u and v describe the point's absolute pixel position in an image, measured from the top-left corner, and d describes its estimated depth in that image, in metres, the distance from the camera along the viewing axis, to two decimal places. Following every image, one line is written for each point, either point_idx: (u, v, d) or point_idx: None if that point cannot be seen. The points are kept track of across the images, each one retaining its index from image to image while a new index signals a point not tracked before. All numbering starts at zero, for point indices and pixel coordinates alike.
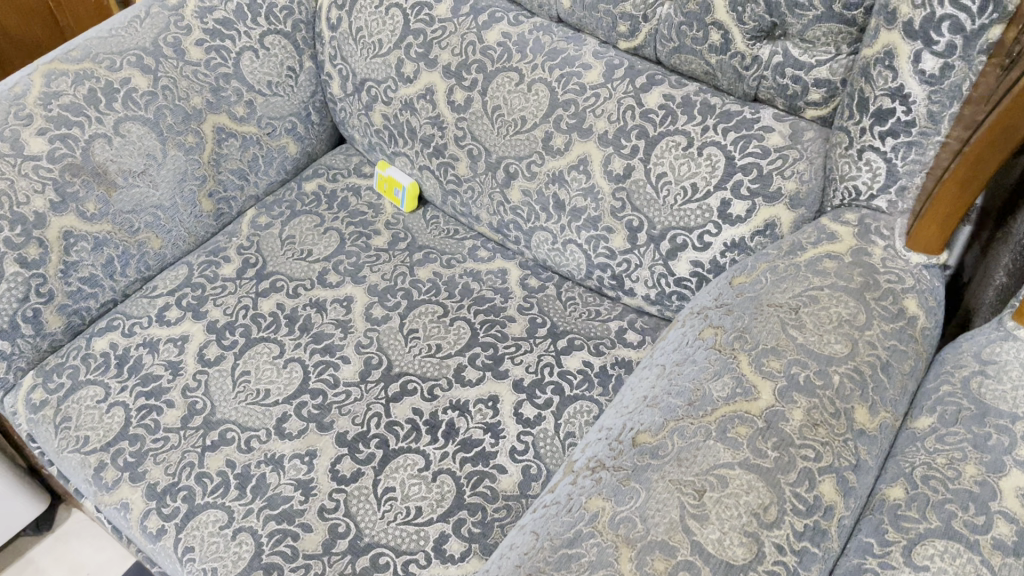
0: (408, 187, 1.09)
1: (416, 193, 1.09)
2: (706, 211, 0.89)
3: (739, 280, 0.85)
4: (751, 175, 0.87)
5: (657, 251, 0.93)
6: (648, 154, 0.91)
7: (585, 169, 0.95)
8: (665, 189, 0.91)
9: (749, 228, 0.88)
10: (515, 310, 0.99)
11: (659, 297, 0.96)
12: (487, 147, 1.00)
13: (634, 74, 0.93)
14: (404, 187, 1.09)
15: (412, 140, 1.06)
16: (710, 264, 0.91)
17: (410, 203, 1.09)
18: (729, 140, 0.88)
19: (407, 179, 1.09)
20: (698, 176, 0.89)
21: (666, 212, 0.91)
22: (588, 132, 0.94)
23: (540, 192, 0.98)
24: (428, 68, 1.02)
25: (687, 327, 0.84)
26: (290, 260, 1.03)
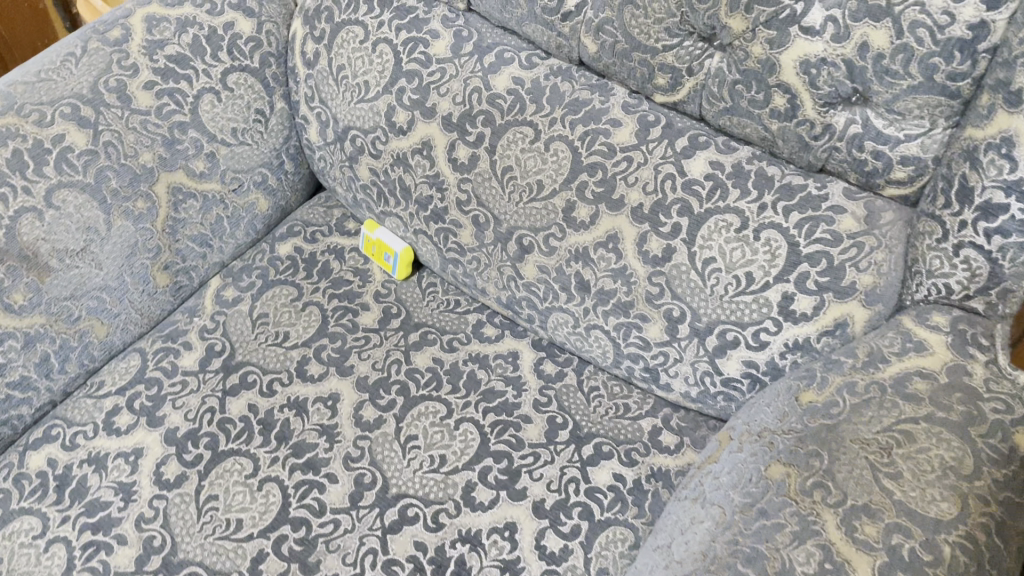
0: (401, 253, 0.93)
1: (410, 258, 0.94)
2: (764, 305, 0.75)
3: (806, 397, 0.71)
4: (819, 265, 0.73)
5: (702, 346, 0.78)
6: (692, 235, 0.77)
7: (615, 247, 0.80)
8: (713, 278, 0.76)
9: (816, 327, 0.74)
10: (530, 407, 0.85)
11: (701, 395, 0.82)
12: (496, 214, 0.85)
13: (674, 135, 0.78)
14: (396, 253, 0.93)
15: (405, 200, 0.91)
16: (766, 365, 0.77)
17: (403, 271, 0.94)
18: (791, 222, 0.74)
19: (399, 244, 0.93)
20: (754, 264, 0.75)
21: (714, 304, 0.77)
22: (619, 204, 0.79)
23: (560, 270, 0.83)
24: (424, 118, 0.86)
25: (744, 454, 0.70)
26: (264, 345, 0.87)
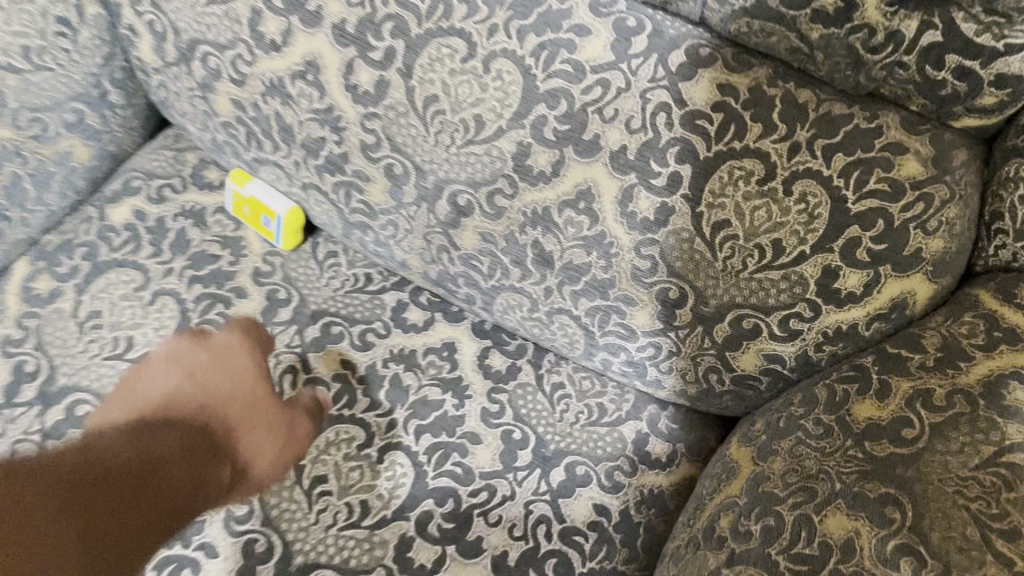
0: (286, 217, 0.68)
1: (298, 221, 0.69)
2: (797, 283, 0.55)
3: (863, 413, 0.52)
4: (874, 229, 0.53)
5: (708, 336, 0.58)
6: (697, 189, 0.55)
7: (588, 207, 0.57)
8: (726, 249, 0.55)
9: (866, 311, 0.55)
10: (477, 422, 0.64)
11: (700, 394, 0.63)
12: (417, 163, 0.61)
13: (666, 46, 0.54)
14: (278, 217, 0.68)
15: (287, 144, 0.65)
16: (794, 361, 0.58)
17: (290, 238, 0.70)
18: (835, 168, 0.53)
19: (283, 205, 0.68)
20: (785, 228, 0.54)
21: (727, 283, 0.56)
22: (593, 147, 0.56)
23: (510, 239, 0.61)
24: (306, 27, 0.59)
25: (783, 495, 0.52)
26: (97, 362, 0.62)
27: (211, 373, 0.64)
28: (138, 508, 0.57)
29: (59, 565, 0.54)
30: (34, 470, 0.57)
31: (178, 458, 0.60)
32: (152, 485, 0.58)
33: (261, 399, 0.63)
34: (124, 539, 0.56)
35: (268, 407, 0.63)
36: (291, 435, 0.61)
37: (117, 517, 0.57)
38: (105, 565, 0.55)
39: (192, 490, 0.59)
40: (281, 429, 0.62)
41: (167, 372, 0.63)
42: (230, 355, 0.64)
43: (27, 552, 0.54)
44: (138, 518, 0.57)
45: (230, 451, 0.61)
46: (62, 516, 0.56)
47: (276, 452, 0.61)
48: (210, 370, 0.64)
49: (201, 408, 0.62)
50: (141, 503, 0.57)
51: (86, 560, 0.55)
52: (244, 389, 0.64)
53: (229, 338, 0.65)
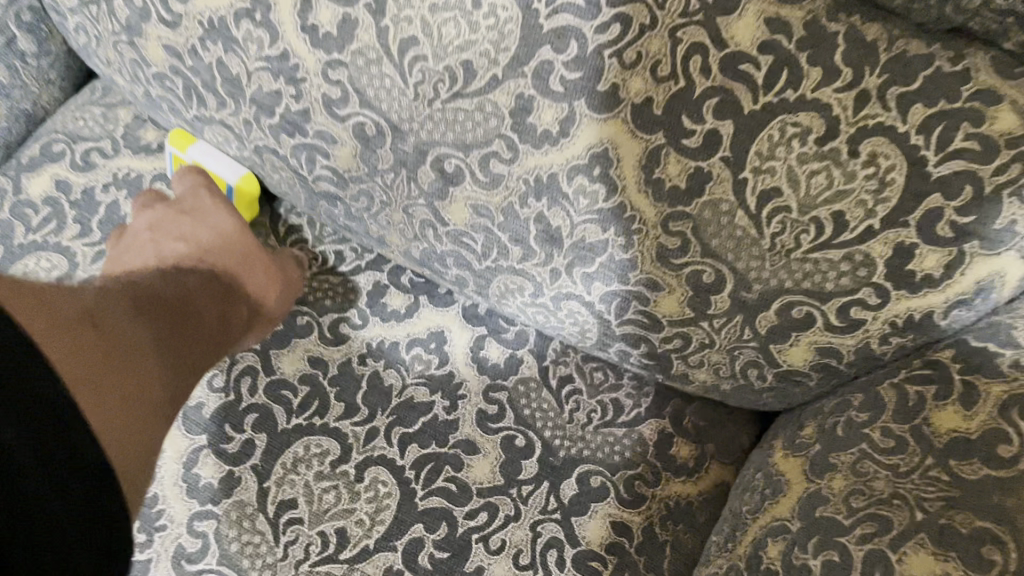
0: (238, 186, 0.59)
1: (254, 191, 0.60)
2: (861, 265, 0.45)
3: (945, 423, 0.43)
4: (960, 197, 0.42)
5: (748, 326, 0.49)
6: (741, 152, 0.45)
7: (604, 173, 0.47)
8: (775, 224, 0.45)
9: (946, 296, 0.45)
10: (472, 427, 0.54)
11: (734, 390, 0.54)
12: (393, 122, 0.50)
13: None
14: (230, 188, 0.59)
15: (235, 99, 0.53)
16: (852, 355, 0.48)
17: (246, 211, 0.60)
18: (912, 122, 0.41)
19: (235, 172, 0.59)
20: (849, 198, 0.44)
21: (774, 264, 0.46)
22: (610, 99, 0.45)
23: (509, 213, 0.51)
24: None
25: (845, 524, 0.43)
26: None
27: (186, 224, 0.54)
28: (157, 352, 0.46)
29: (123, 461, 0.41)
30: (60, 298, 0.42)
31: (189, 303, 0.50)
32: (163, 332, 0.47)
33: (249, 243, 0.55)
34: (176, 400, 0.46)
35: (255, 251, 0.55)
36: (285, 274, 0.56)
37: (137, 356, 0.44)
38: (147, 435, 0.43)
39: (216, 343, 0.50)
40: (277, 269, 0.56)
41: (149, 241, 0.54)
42: (211, 218, 0.55)
43: (95, 421, 0.39)
44: (186, 383, 0.47)
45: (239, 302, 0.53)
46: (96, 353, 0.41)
47: (283, 294, 0.56)
48: (188, 220, 0.55)
49: (199, 263, 0.53)
50: (168, 366, 0.46)
51: (137, 441, 0.42)
52: (241, 238, 0.55)
53: (208, 199, 0.56)
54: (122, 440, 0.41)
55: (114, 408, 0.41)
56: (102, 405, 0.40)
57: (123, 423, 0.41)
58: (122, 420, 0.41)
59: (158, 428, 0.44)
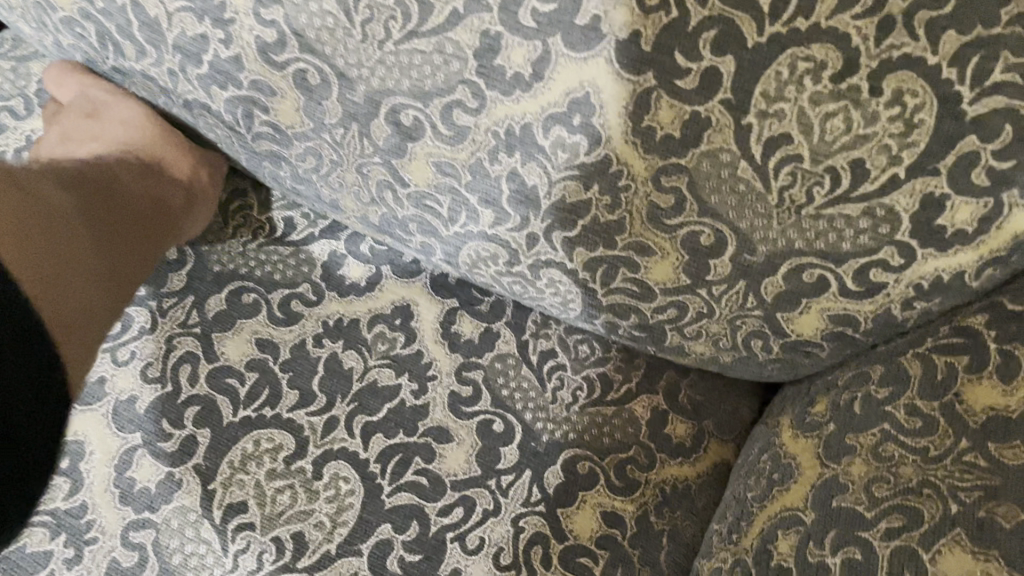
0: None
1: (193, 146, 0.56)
2: (883, 221, 0.39)
3: (982, 399, 0.38)
4: (999, 139, 0.37)
5: (753, 293, 0.43)
6: (744, 93, 0.38)
7: (586, 122, 0.41)
8: (784, 176, 0.39)
9: (978, 254, 0.39)
10: (444, 413, 0.48)
11: (735, 362, 0.48)
12: (339, 68, 0.43)
13: None
14: None
15: (155, 47, 0.46)
16: (871, 322, 0.43)
17: None
18: (944, 54, 0.36)
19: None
20: (870, 143, 0.38)
21: (782, 222, 0.40)
22: (590, 35, 0.38)
23: (477, 171, 0.44)
24: None
25: (868, 515, 0.38)
26: None
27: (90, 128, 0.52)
28: (114, 209, 0.48)
29: (86, 311, 0.42)
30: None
31: (126, 177, 0.50)
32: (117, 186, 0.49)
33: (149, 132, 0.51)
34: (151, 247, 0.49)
35: (170, 140, 0.52)
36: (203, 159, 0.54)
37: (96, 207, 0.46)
38: (128, 272, 0.46)
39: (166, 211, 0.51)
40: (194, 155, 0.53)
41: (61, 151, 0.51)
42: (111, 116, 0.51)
43: (39, 297, 0.38)
44: (155, 231, 0.50)
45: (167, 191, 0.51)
46: (47, 208, 0.42)
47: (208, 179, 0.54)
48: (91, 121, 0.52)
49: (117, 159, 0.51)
50: (123, 227, 0.47)
51: (111, 280, 0.45)
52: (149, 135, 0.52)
53: (102, 94, 0.52)
54: (81, 287, 0.42)
55: (77, 251, 0.43)
56: (61, 250, 0.42)
57: (86, 276, 0.43)
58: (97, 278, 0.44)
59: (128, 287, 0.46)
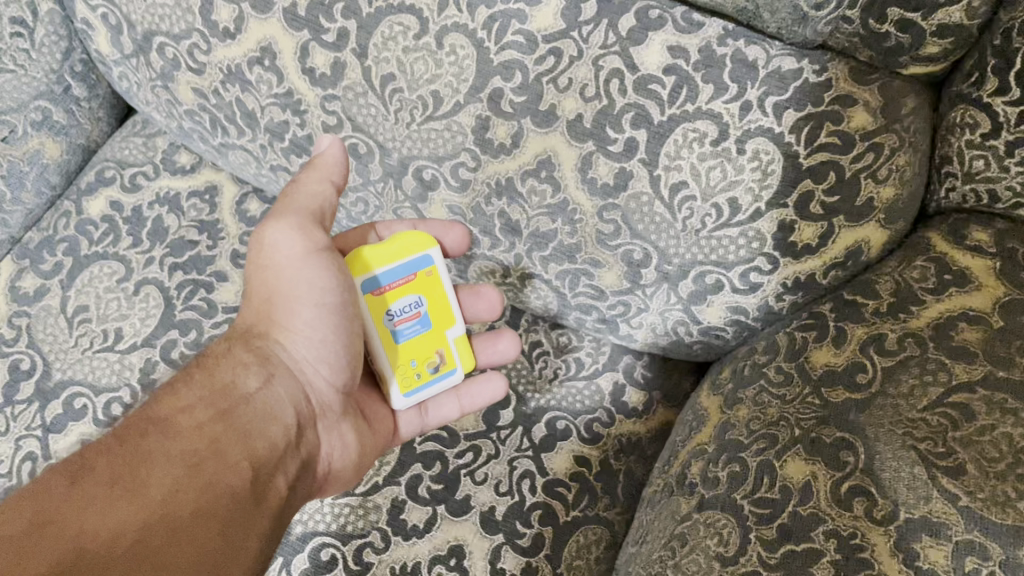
0: (456, 342, 0.62)
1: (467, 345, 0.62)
2: (755, 240, 0.57)
3: (820, 359, 0.55)
4: (827, 181, 0.54)
5: (674, 292, 0.61)
6: (654, 153, 0.56)
7: (549, 175, 0.59)
8: (686, 211, 0.57)
9: (822, 261, 0.57)
10: None
11: (671, 345, 0.65)
12: (380, 141, 0.62)
13: (616, 10, 0.55)
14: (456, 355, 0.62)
15: (252, 129, 0.66)
16: (757, 311, 0.60)
17: (433, 343, 0.61)
18: (786, 125, 0.54)
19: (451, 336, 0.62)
20: (740, 186, 0.55)
21: (688, 242, 0.58)
22: (550, 117, 0.57)
23: (477, 210, 0.63)
24: (258, 12, 0.59)
25: (747, 442, 0.55)
26: (90, 355, 0.65)
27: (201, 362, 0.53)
28: (176, 456, 0.46)
29: (206, 559, 0.44)
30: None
31: (166, 410, 0.49)
32: (164, 435, 0.47)
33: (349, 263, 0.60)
34: (323, 413, 0.57)
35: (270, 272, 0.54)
36: (302, 227, 0.52)
37: (156, 470, 0.45)
38: (229, 459, 0.48)
39: (266, 369, 0.54)
40: (265, 246, 0.54)
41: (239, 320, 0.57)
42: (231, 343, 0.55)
43: None
44: (260, 412, 0.52)
45: (279, 324, 0.55)
46: (174, 505, 0.44)
47: (301, 258, 0.53)
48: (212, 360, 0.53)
49: (227, 359, 0.54)
50: (202, 432, 0.48)
51: (238, 509, 0.47)
52: (251, 280, 0.56)
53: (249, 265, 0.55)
54: (191, 534, 0.44)
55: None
56: (145, 550, 0.42)
57: (178, 527, 0.44)
58: (194, 551, 0.44)
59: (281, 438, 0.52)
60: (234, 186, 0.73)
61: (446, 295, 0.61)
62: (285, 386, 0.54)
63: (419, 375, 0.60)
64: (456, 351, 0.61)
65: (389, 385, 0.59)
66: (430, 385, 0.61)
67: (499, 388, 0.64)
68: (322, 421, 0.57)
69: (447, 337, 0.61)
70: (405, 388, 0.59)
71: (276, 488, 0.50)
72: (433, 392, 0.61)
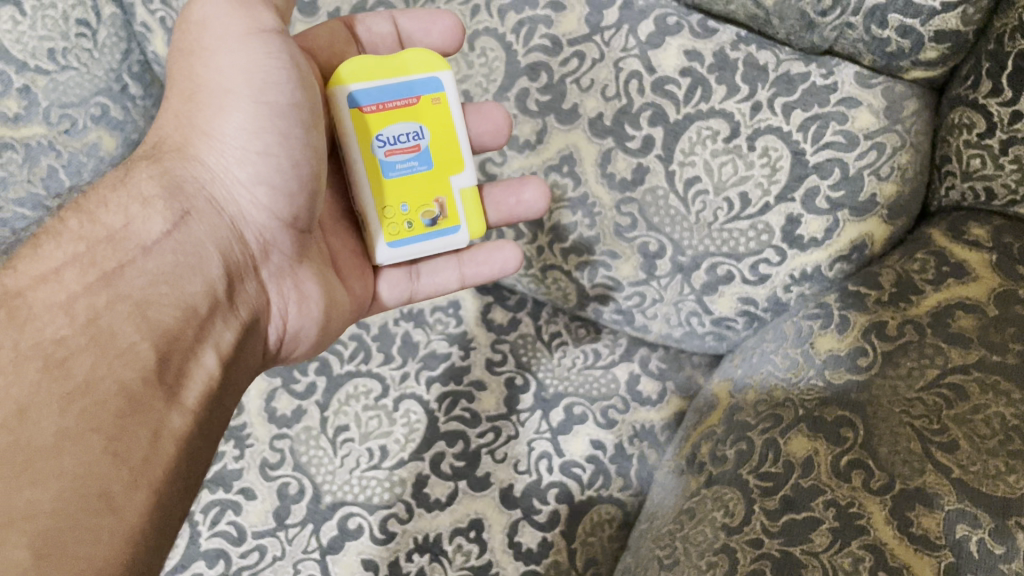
0: (462, 194, 0.59)
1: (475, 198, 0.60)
2: (764, 232, 0.60)
3: (824, 344, 0.58)
4: (831, 177, 0.58)
5: (687, 283, 0.64)
6: (669, 149, 0.60)
7: (571, 170, 0.63)
8: (699, 203, 0.61)
9: (829, 253, 0.60)
10: (482, 370, 0.70)
11: (685, 337, 0.68)
12: None
13: (637, 17, 0.59)
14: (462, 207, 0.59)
15: None
16: (767, 302, 0.63)
17: (438, 187, 0.58)
18: (794, 124, 0.57)
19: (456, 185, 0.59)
20: (749, 181, 0.59)
21: (700, 234, 0.62)
22: (573, 114, 0.62)
23: None
24: (304, 16, 0.64)
25: (754, 422, 0.58)
26: None
27: (94, 197, 0.48)
28: (28, 347, 0.40)
29: (100, 478, 0.38)
30: None
31: (31, 279, 0.43)
32: (28, 314, 0.41)
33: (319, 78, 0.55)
34: (224, 91, 0.49)
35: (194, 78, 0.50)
36: (241, 4, 0.48)
37: (5, 378, 0.38)
38: (118, 344, 0.42)
39: (178, 204, 0.49)
40: (197, 26, 0.50)
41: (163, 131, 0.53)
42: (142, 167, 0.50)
43: None
44: (164, 266, 0.46)
45: (199, 149, 0.51)
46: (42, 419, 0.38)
47: (237, 39, 0.48)
48: (110, 191, 0.48)
49: (129, 189, 0.49)
50: (76, 312, 0.42)
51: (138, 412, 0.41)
52: (178, 83, 0.52)
53: (180, 62, 0.51)
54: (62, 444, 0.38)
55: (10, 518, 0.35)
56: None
57: (51, 442, 0.37)
58: (80, 470, 0.37)
59: (189, 305, 0.46)
60: None
61: (451, 123, 0.58)
62: (203, 229, 0.49)
63: (410, 224, 0.57)
64: (457, 203, 0.58)
65: (375, 229, 0.56)
66: (422, 238, 0.58)
67: (512, 259, 0.64)
68: (224, 99, 0.49)
69: (450, 186, 0.59)
70: (394, 240, 0.57)
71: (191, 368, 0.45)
72: (426, 246, 0.58)
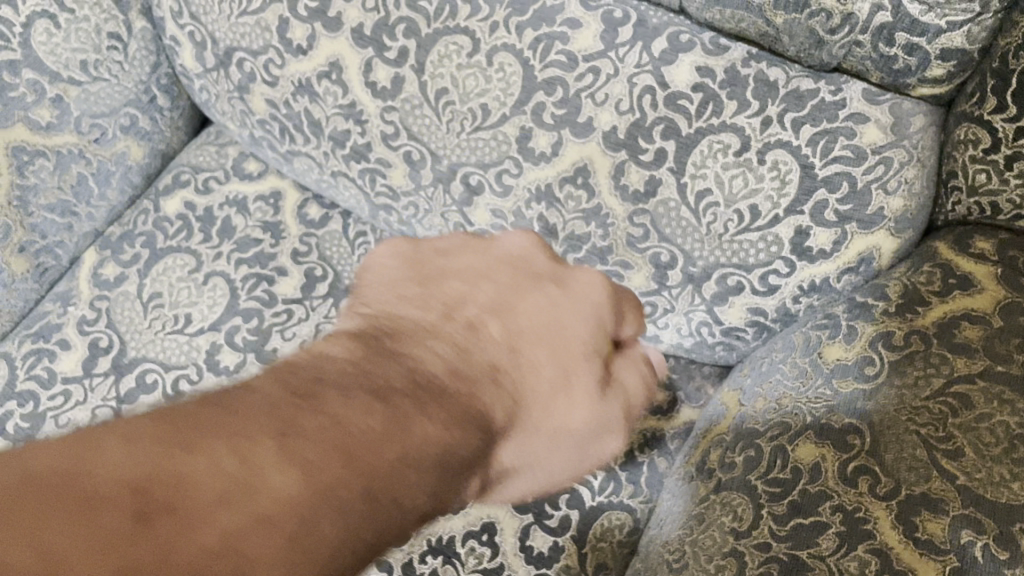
0: None
1: None
2: (773, 244, 0.62)
3: (832, 354, 0.59)
4: (839, 190, 0.59)
5: (698, 293, 0.66)
6: (681, 162, 0.62)
7: (585, 181, 0.65)
8: (710, 215, 0.62)
9: (837, 264, 0.62)
10: None
11: (696, 346, 0.70)
12: (432, 149, 0.69)
13: (650, 34, 0.61)
14: None
15: (317, 137, 0.73)
16: (776, 312, 0.65)
17: None
18: (803, 138, 0.59)
19: None
20: (759, 194, 0.61)
21: (712, 245, 0.63)
22: (587, 128, 0.64)
23: (519, 214, 0.69)
24: (328, 31, 0.67)
25: (763, 430, 0.59)
26: (162, 336, 0.72)
27: (525, 321, 0.47)
28: (326, 440, 0.35)
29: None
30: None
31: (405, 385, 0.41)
32: (420, 419, 0.39)
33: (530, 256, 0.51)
34: (554, 432, 0.46)
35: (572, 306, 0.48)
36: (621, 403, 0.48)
37: (250, 458, 0.32)
38: (376, 477, 0.36)
39: (529, 424, 0.45)
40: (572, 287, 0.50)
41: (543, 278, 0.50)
42: (579, 266, 0.51)
43: None
44: (460, 407, 0.42)
45: (581, 388, 0.46)
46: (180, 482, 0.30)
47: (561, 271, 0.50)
48: (516, 312, 0.47)
49: (505, 342, 0.46)
50: (390, 426, 0.38)
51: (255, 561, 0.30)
52: (540, 263, 0.51)
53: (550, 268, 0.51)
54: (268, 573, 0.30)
55: None
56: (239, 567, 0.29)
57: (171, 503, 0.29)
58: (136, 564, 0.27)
59: (444, 464, 0.39)
60: (296, 192, 0.79)
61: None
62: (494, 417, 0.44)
63: None
64: None
65: None
66: None
67: None
68: (560, 404, 0.46)
69: None
70: None
71: (323, 545, 0.32)
72: None
